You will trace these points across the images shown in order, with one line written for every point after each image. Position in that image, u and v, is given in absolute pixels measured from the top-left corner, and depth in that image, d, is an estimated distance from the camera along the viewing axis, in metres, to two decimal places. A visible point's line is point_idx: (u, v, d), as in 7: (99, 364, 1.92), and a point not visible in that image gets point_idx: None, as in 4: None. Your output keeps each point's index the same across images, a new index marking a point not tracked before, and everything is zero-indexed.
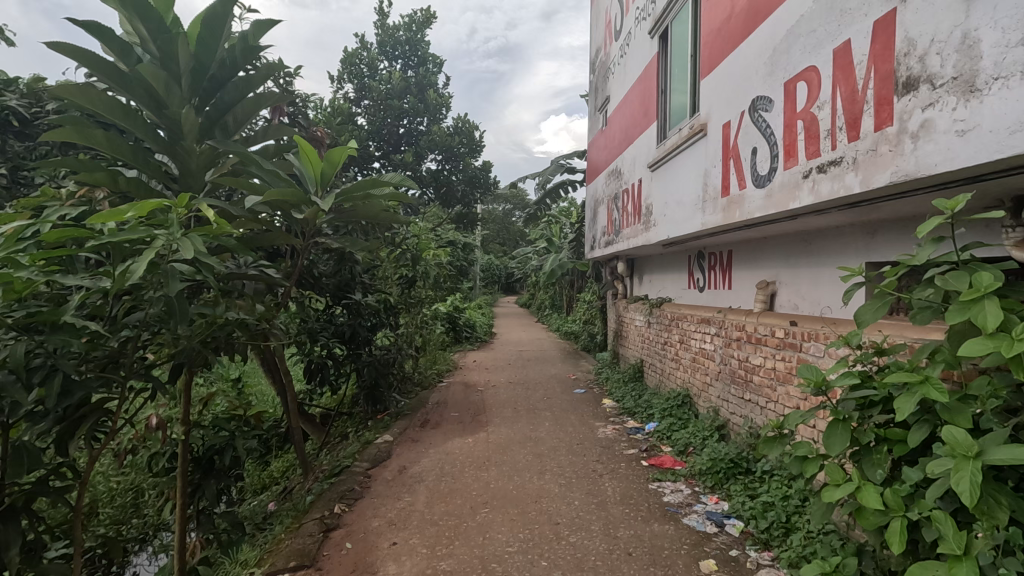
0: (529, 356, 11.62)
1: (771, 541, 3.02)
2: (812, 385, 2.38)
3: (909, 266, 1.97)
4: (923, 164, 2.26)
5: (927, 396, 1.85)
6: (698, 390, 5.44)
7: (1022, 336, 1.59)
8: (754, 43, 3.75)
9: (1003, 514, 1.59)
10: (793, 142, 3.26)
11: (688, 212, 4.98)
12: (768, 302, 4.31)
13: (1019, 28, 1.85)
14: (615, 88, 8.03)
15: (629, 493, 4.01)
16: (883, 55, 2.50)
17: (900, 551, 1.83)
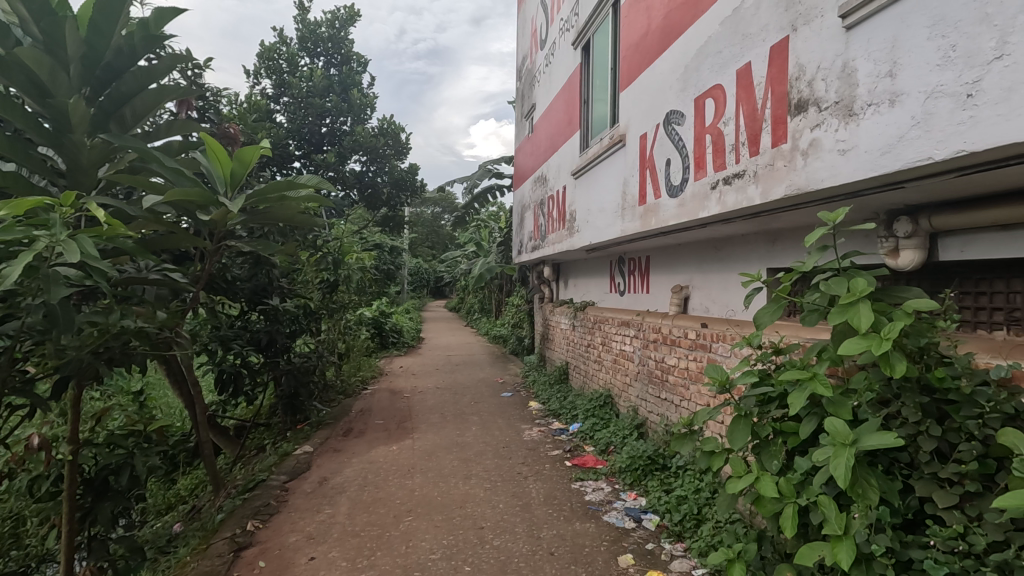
0: (457, 361, 11.56)
1: (683, 533, 3.19)
2: (717, 384, 2.55)
3: (800, 272, 2.15)
4: (813, 178, 2.48)
5: (815, 391, 2.03)
6: (619, 390, 5.64)
7: (889, 335, 1.78)
8: (668, 60, 3.96)
9: (874, 494, 1.78)
10: (702, 155, 3.47)
11: (608, 219, 5.17)
12: (681, 306, 4.54)
13: (887, 61, 2.09)
14: (541, 96, 8.20)
15: (552, 493, 4.10)
16: (778, 78, 2.73)
17: (793, 534, 1.99)
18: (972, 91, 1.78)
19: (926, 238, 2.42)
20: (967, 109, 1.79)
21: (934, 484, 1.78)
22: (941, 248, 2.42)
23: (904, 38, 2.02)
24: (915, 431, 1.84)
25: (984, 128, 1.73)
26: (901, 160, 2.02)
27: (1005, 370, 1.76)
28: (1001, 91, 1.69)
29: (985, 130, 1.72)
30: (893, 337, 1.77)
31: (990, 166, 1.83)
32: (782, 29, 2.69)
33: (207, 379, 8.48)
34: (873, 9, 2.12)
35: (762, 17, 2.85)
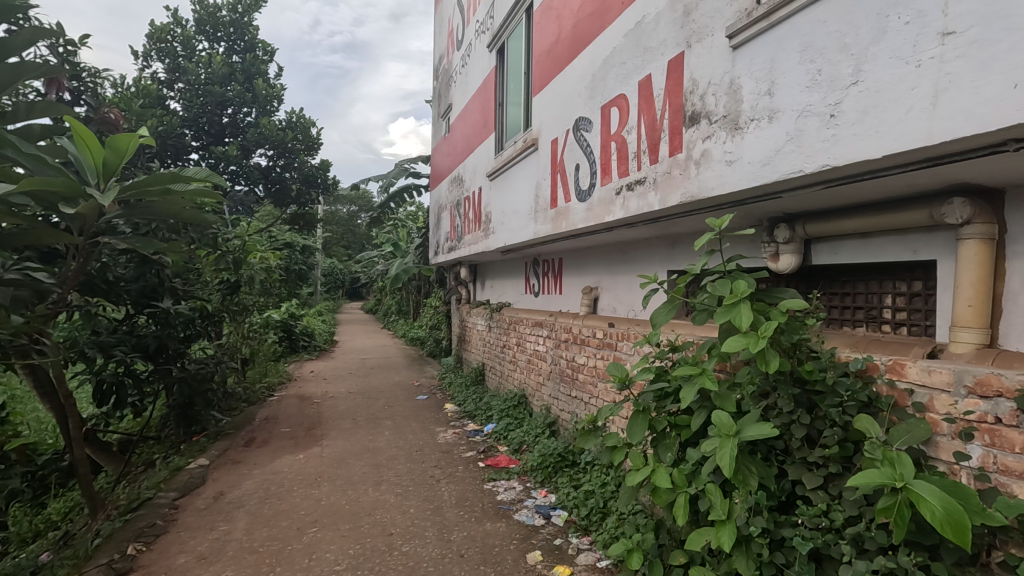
0: (372, 364, 11.24)
1: (589, 527, 3.29)
2: (618, 381, 2.66)
3: (690, 275, 2.29)
4: (704, 187, 2.64)
5: (704, 386, 2.18)
6: (532, 390, 5.73)
7: (765, 333, 1.93)
8: (577, 68, 4.07)
9: (754, 480, 1.93)
10: (608, 162, 3.60)
11: (522, 222, 5.24)
12: (591, 306, 4.70)
13: (766, 81, 2.28)
14: (457, 97, 8.17)
15: (464, 495, 4.08)
16: (675, 91, 2.89)
17: (684, 522, 2.11)
18: (834, 112, 1.97)
19: (801, 243, 2.66)
20: (831, 128, 1.99)
21: (804, 468, 1.96)
22: (814, 254, 2.67)
23: (780, 61, 2.20)
24: (788, 420, 2.02)
25: (844, 146, 1.92)
26: (777, 172, 2.20)
27: (861, 362, 1.95)
28: (857, 113, 1.89)
29: (845, 147, 1.92)
30: (767, 334, 1.92)
31: (850, 180, 2.05)
32: (678, 45, 2.86)
33: (85, 390, 7.65)
34: (755, 32, 2.30)
35: (661, 32, 3.01)
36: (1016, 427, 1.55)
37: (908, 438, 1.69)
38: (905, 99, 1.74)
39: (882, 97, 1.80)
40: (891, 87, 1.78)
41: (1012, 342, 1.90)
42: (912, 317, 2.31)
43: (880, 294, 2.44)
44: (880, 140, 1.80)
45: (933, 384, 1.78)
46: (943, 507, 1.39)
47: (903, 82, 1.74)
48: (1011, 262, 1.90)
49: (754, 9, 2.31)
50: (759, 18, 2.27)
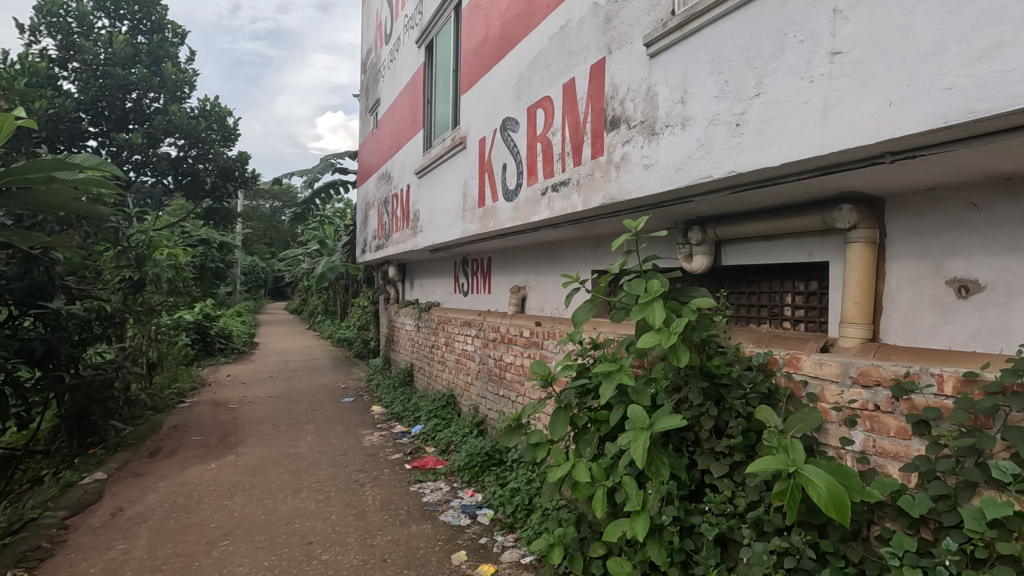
0: (295, 367, 10.78)
1: (514, 524, 3.32)
2: (541, 379, 2.71)
3: (609, 274, 2.36)
4: (624, 189, 2.73)
5: (621, 381, 2.25)
6: (460, 389, 5.71)
7: (676, 330, 2.02)
8: (504, 68, 4.10)
9: (665, 471, 2.02)
10: (534, 162, 3.65)
11: (450, 220, 5.20)
12: (519, 305, 4.77)
13: (680, 89, 2.39)
14: (385, 92, 8.00)
15: (389, 498, 4.00)
16: (597, 95, 2.96)
17: (602, 514, 2.18)
18: (740, 121, 2.09)
19: (712, 245, 2.82)
20: (737, 136, 2.11)
21: (712, 457, 2.08)
22: (724, 255, 2.83)
23: (692, 71, 2.32)
24: (698, 413, 2.14)
25: (748, 153, 2.05)
26: (690, 176, 2.31)
27: (762, 356, 2.08)
28: (759, 123, 2.01)
29: (748, 155, 2.04)
30: (678, 331, 2.02)
31: (753, 186, 2.18)
32: (600, 50, 2.93)
33: None
34: (670, 42, 2.41)
35: (584, 37, 3.08)
36: (892, 412, 1.71)
37: (802, 426, 1.82)
38: (800, 111, 1.87)
39: (781, 109, 1.93)
40: (788, 100, 1.91)
41: (890, 335, 2.10)
42: (808, 315, 2.50)
43: (780, 293, 2.63)
44: (779, 149, 1.93)
45: (824, 376, 1.92)
46: (827, 488, 1.51)
47: (798, 96, 1.87)
48: (890, 264, 2.10)
49: (669, 20, 2.41)
50: (674, 28, 2.38)
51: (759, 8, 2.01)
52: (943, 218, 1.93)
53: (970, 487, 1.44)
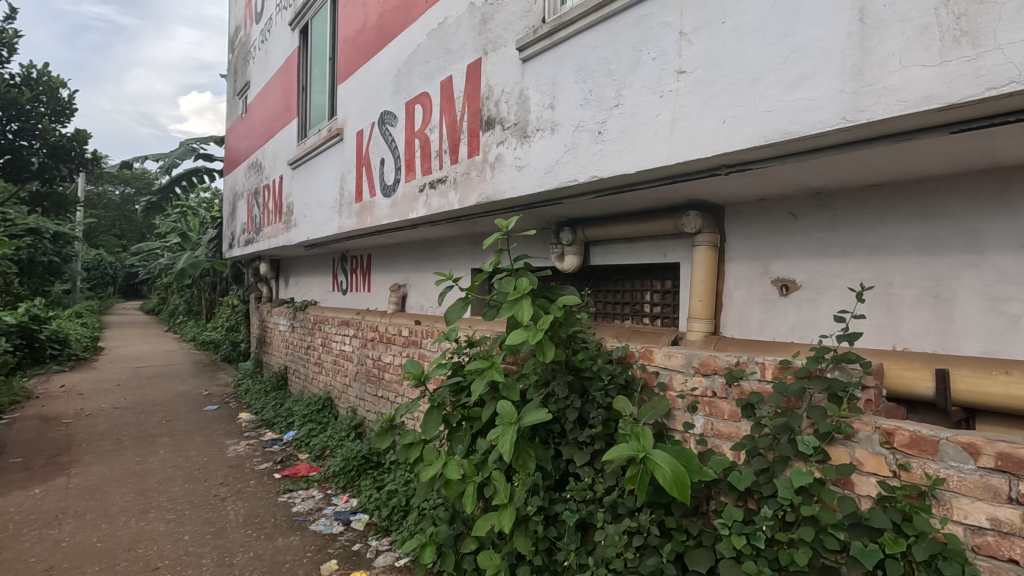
0: (149, 373, 9.66)
1: (390, 527, 3.26)
2: (415, 378, 2.68)
3: (482, 272, 2.39)
4: (498, 189, 2.78)
5: (492, 378, 2.29)
6: (338, 392, 5.47)
7: (543, 326, 2.10)
8: (382, 60, 3.99)
9: (531, 463, 2.10)
10: (412, 159, 3.59)
11: (326, 215, 4.95)
12: (400, 303, 4.71)
13: (549, 95, 2.48)
14: (255, 75, 7.43)
15: (254, 511, 3.72)
16: (474, 96, 2.99)
17: (471, 510, 2.20)
18: (601, 129, 2.22)
19: (582, 245, 2.96)
20: (599, 143, 2.23)
21: (576, 447, 2.19)
22: (592, 255, 2.99)
23: (560, 78, 2.42)
24: (564, 405, 2.25)
25: (609, 160, 2.18)
26: (558, 179, 2.41)
27: (621, 350, 2.22)
28: (618, 132, 2.15)
29: (609, 161, 2.17)
30: (545, 327, 2.10)
31: (614, 191, 2.32)
32: (476, 51, 2.96)
33: None
34: (541, 48, 2.50)
35: (461, 36, 3.08)
36: (726, 397, 1.91)
37: (653, 414, 1.97)
38: (652, 123, 2.02)
39: (636, 120, 2.08)
40: (642, 113, 2.06)
41: (729, 329, 2.35)
42: (664, 311, 2.72)
43: (641, 291, 2.83)
44: (634, 157, 2.07)
45: (672, 366, 2.10)
46: (672, 470, 1.64)
47: (651, 109, 2.02)
48: (730, 265, 2.35)
49: (539, 27, 2.50)
50: (544, 36, 2.46)
51: (619, 25, 2.15)
52: (770, 225, 2.20)
53: (783, 460, 1.65)
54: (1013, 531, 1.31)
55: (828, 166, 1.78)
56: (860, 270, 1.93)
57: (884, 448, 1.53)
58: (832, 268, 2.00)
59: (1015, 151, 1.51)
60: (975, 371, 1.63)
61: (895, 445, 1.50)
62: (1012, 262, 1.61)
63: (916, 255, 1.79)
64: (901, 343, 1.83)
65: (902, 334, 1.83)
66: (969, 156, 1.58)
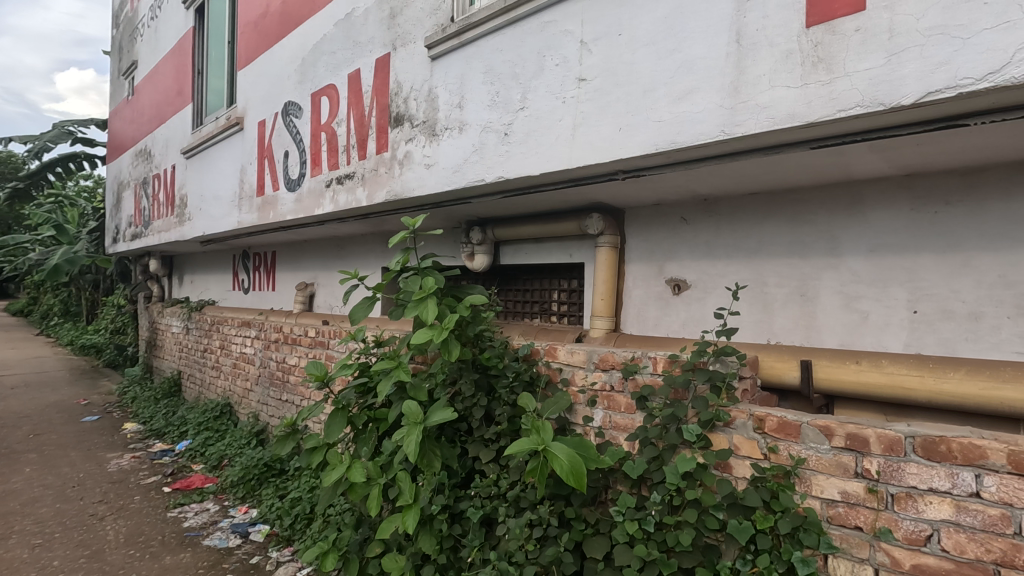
0: (14, 382, 8.57)
1: (293, 536, 3.12)
2: (318, 380, 2.58)
3: (389, 272, 2.35)
4: (406, 187, 2.74)
5: (399, 378, 2.25)
6: (238, 397, 5.16)
7: (448, 325, 2.10)
8: (286, 48, 3.81)
9: (437, 462, 2.11)
10: (318, 152, 3.45)
11: (224, 208, 4.64)
12: (306, 303, 4.53)
13: (458, 94, 2.48)
14: (143, 54, 6.82)
15: (138, 530, 3.42)
16: (382, 91, 2.93)
17: (376, 512, 2.16)
18: (507, 130, 2.25)
19: (491, 245, 3.00)
20: (505, 144, 2.26)
21: (482, 445, 2.21)
22: (502, 255, 3.03)
23: (468, 78, 2.43)
24: (470, 404, 2.26)
25: (514, 161, 2.22)
26: (466, 179, 2.42)
27: (526, 348, 2.27)
28: (523, 135, 2.19)
29: (515, 162, 2.22)
30: (450, 326, 2.10)
31: (521, 192, 2.37)
32: (384, 45, 2.91)
33: None
34: (449, 47, 2.50)
35: (369, 30, 3.01)
36: (623, 391, 2.01)
37: (555, 409, 2.03)
38: (555, 127, 2.08)
39: (540, 123, 2.13)
40: (546, 117, 2.12)
41: (628, 326, 2.47)
42: (570, 309, 2.81)
43: (549, 291, 2.91)
44: (539, 159, 2.13)
45: (574, 363, 2.17)
46: (569, 461, 1.70)
47: (554, 113, 2.08)
48: (629, 265, 2.47)
49: (447, 26, 2.50)
50: (452, 35, 2.47)
51: (524, 30, 2.19)
52: (664, 228, 2.34)
53: (671, 448, 1.77)
54: (859, 502, 1.48)
55: (712, 175, 1.92)
56: (740, 270, 2.10)
57: (757, 433, 1.68)
58: (717, 270, 2.16)
59: (864, 167, 1.71)
60: (833, 361, 1.83)
61: (766, 430, 1.66)
62: (863, 264, 1.82)
63: (787, 258, 1.98)
64: (774, 338, 2.01)
65: (775, 329, 2.01)
66: (828, 170, 1.78)
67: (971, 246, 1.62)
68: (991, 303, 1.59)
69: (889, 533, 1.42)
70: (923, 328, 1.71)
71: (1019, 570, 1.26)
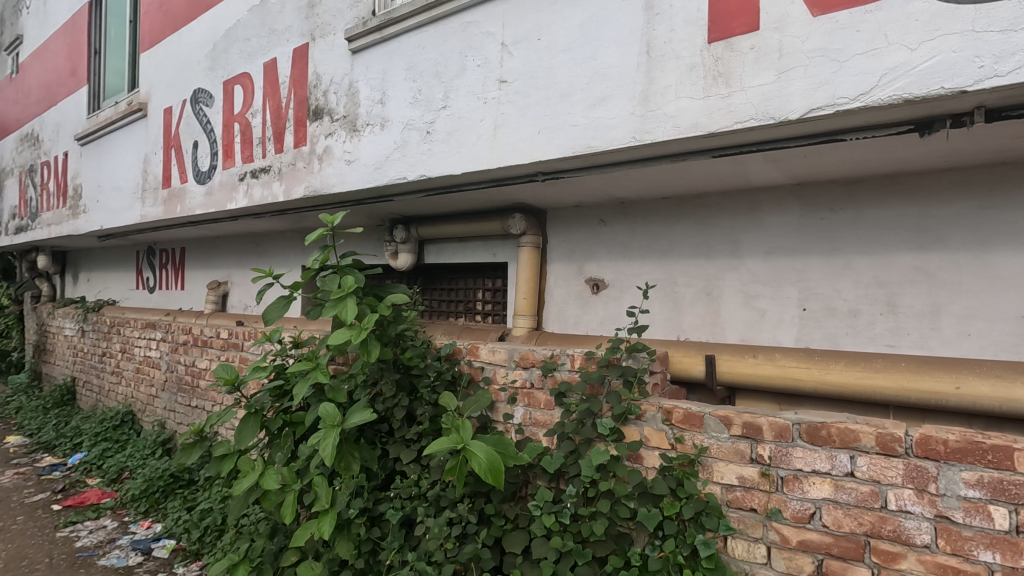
0: None
1: (202, 550, 2.95)
2: (228, 384, 2.45)
3: (307, 270, 2.26)
4: (326, 183, 2.66)
5: (317, 380, 2.17)
6: (142, 404, 4.79)
7: (368, 325, 2.06)
8: (196, 31, 3.58)
9: (356, 465, 2.06)
10: (230, 144, 3.27)
11: (124, 201, 4.29)
12: (220, 303, 4.30)
13: (379, 90, 2.44)
14: (29, 28, 6.19)
15: (20, 553, 3.09)
16: (300, 82, 2.82)
17: (291, 520, 2.08)
18: (429, 129, 2.24)
19: (416, 244, 2.97)
20: (427, 143, 2.25)
21: (403, 445, 2.19)
22: (426, 253, 3.01)
23: (390, 74, 2.40)
24: (391, 404, 2.23)
25: (436, 160, 2.21)
26: (387, 176, 2.38)
27: (448, 347, 2.27)
28: (445, 133, 2.19)
29: (436, 161, 2.21)
30: (370, 326, 2.06)
31: (444, 190, 2.36)
32: (303, 35, 2.80)
33: None
34: (369, 42, 2.45)
35: (287, 18, 2.90)
36: (542, 388, 2.05)
37: (476, 407, 2.04)
38: (477, 128, 2.10)
39: (462, 123, 2.14)
40: (467, 116, 2.12)
41: (549, 324, 2.54)
42: (494, 308, 2.83)
43: (473, 290, 2.92)
44: (460, 159, 2.13)
45: (495, 361, 2.19)
46: (488, 458, 1.71)
47: (475, 114, 2.10)
48: (550, 265, 2.53)
49: (368, 20, 2.45)
50: (373, 29, 2.42)
51: (446, 28, 2.19)
52: (584, 230, 2.41)
53: (587, 442, 1.83)
54: (754, 485, 1.60)
55: (626, 179, 2.01)
56: (652, 271, 2.21)
57: (665, 425, 1.77)
58: (632, 270, 2.26)
59: (761, 175, 1.85)
60: (734, 355, 1.96)
61: (673, 421, 1.76)
62: (760, 266, 1.96)
63: (694, 259, 2.10)
64: (683, 334, 2.13)
65: (683, 326, 2.13)
66: (729, 178, 1.91)
67: (851, 250, 1.79)
68: (867, 301, 1.76)
69: (779, 513, 1.55)
70: (811, 324, 1.87)
71: (885, 539, 1.41)
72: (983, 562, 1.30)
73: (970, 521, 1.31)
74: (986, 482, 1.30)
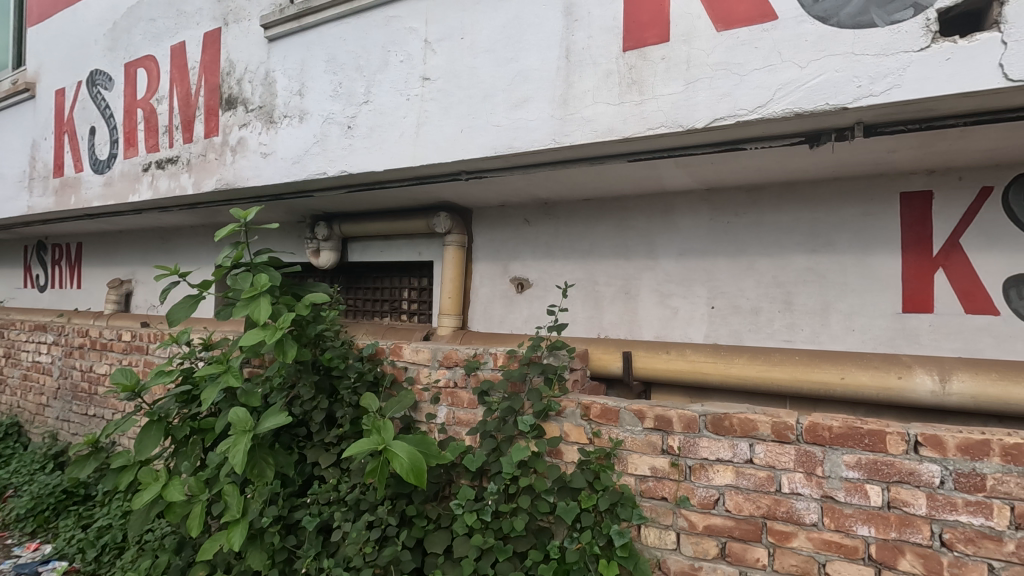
0: None
1: (98, 571, 2.71)
2: (128, 390, 2.26)
3: (217, 268, 2.13)
4: (239, 176, 2.52)
5: (227, 384, 2.03)
6: (30, 415, 4.35)
7: (282, 325, 1.95)
8: (93, 8, 3.30)
9: (269, 471, 1.97)
10: (133, 131, 3.04)
11: (8, 190, 3.88)
12: (122, 303, 3.99)
13: (297, 80, 2.35)
14: None
15: None
16: (211, 69, 2.67)
17: (198, 532, 1.96)
18: (351, 124, 2.18)
19: (338, 242, 2.88)
20: (348, 137, 2.19)
21: (322, 448, 2.12)
22: (350, 252, 2.93)
23: (309, 65, 2.31)
24: (310, 406, 2.15)
25: (357, 155, 2.15)
26: (306, 171, 2.29)
27: (371, 347, 2.23)
28: (367, 128, 2.14)
29: (358, 157, 2.15)
30: (285, 326, 1.96)
31: (366, 187, 2.31)
32: (214, 19, 2.65)
33: None
34: (287, 31, 2.36)
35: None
36: (465, 387, 2.05)
37: (398, 407, 2.00)
38: (399, 124, 2.06)
39: (384, 119, 2.10)
40: (390, 112, 2.08)
41: (475, 323, 2.54)
42: (420, 308, 2.80)
43: (399, 288, 2.88)
44: (382, 156, 2.09)
45: (419, 361, 2.17)
46: (409, 459, 1.68)
47: (398, 110, 2.06)
48: (476, 264, 2.54)
49: (286, 8, 2.35)
50: (291, 18, 2.33)
51: (368, 21, 2.15)
52: (508, 229, 2.44)
53: (509, 439, 1.84)
54: (664, 475, 1.68)
55: (549, 180, 2.04)
56: (574, 270, 2.26)
57: (583, 420, 1.83)
58: (554, 269, 2.31)
59: (673, 180, 1.94)
60: (649, 351, 2.05)
61: (591, 416, 1.81)
62: (673, 266, 2.06)
63: (613, 259, 2.18)
64: (603, 332, 2.20)
65: (603, 324, 2.20)
66: (645, 182, 1.99)
67: (753, 252, 1.92)
68: (767, 299, 1.90)
69: (687, 500, 1.63)
70: (719, 321, 1.98)
71: (779, 520, 1.53)
72: (861, 536, 1.44)
73: (850, 499, 1.44)
74: (864, 464, 1.43)
